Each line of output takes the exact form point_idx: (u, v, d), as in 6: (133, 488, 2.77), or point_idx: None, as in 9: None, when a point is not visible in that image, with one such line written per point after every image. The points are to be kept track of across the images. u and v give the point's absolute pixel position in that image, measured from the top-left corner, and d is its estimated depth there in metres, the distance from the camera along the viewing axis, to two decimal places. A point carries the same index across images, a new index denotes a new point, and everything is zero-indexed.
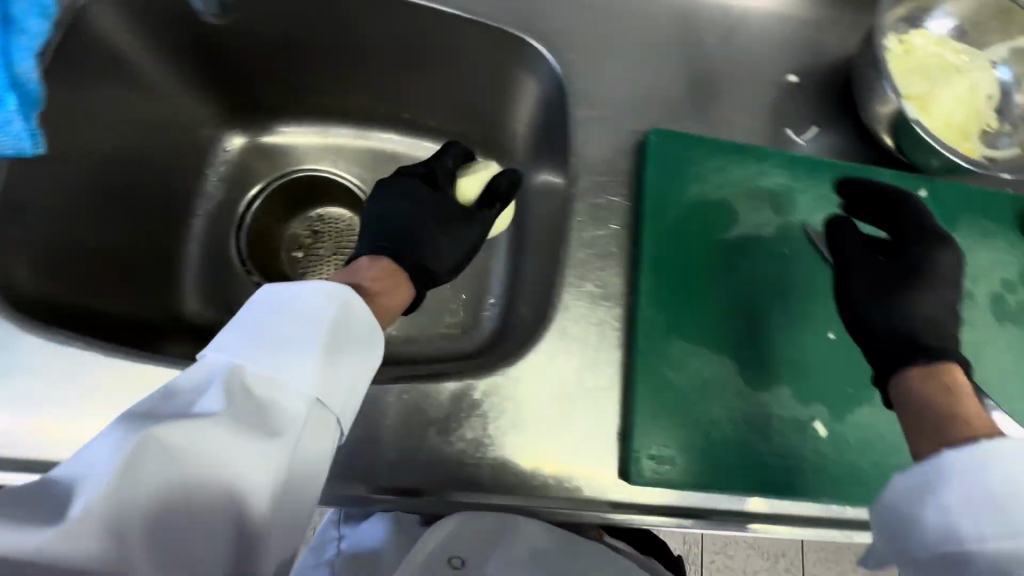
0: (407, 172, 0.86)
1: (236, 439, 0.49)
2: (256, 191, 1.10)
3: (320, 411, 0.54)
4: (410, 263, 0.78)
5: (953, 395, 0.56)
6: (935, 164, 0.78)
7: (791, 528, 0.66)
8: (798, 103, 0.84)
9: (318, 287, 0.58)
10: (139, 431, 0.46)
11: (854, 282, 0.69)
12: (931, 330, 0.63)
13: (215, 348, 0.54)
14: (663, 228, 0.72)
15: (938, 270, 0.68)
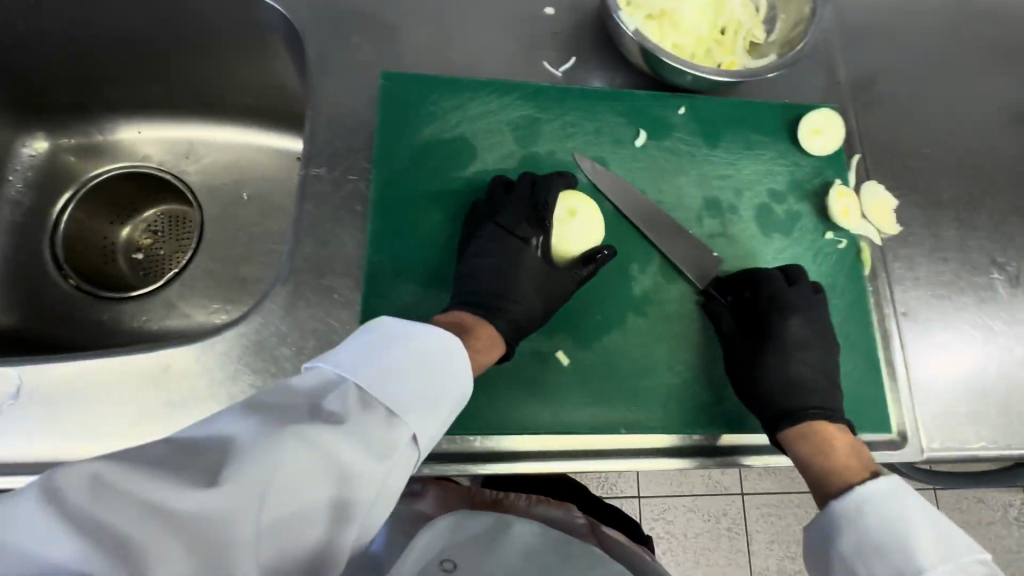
0: (486, 213, 0.69)
1: (366, 444, 0.47)
2: (69, 196, 1.07)
3: (426, 437, 0.52)
4: (502, 326, 0.65)
5: (822, 450, 0.61)
6: (688, 79, 0.76)
7: (538, 463, 0.64)
8: (558, 34, 0.81)
9: (437, 332, 0.58)
10: (278, 425, 0.43)
11: (731, 352, 0.68)
12: (802, 397, 0.65)
13: (331, 361, 0.51)
14: (394, 173, 0.71)
15: (794, 332, 0.68)
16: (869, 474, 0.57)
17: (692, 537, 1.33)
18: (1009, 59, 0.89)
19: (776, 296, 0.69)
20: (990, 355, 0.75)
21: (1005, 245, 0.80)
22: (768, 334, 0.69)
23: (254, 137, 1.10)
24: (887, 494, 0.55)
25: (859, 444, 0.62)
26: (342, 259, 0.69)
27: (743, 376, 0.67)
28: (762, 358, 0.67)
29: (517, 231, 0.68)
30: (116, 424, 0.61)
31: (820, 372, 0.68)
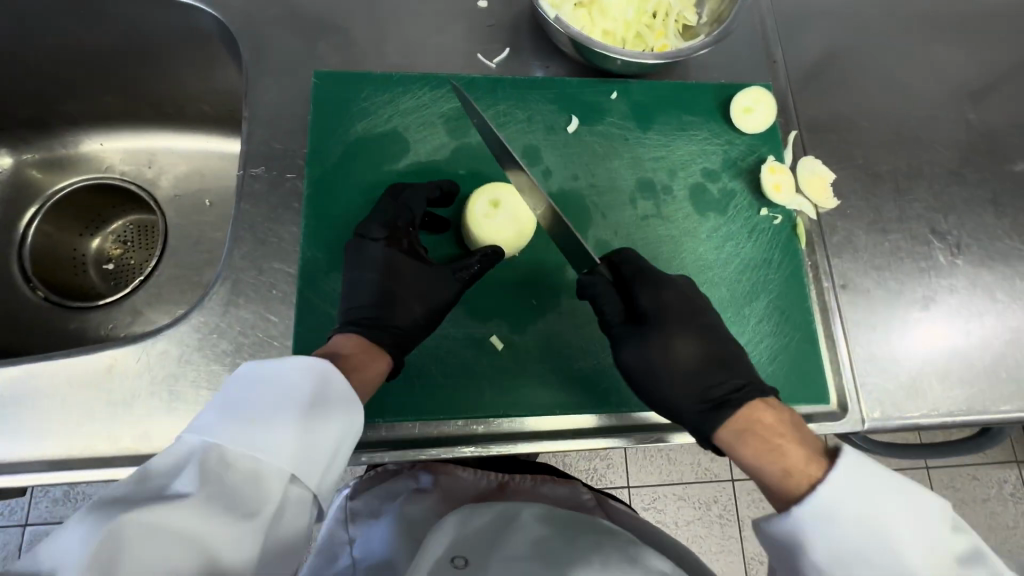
0: (358, 228, 0.68)
1: (232, 504, 0.43)
2: (36, 211, 1.09)
3: (315, 471, 0.49)
4: (383, 337, 0.62)
5: (769, 447, 0.54)
6: (618, 64, 0.77)
7: (475, 446, 0.65)
8: (492, 26, 0.82)
9: (302, 361, 0.53)
10: (109, 522, 0.39)
11: (626, 347, 0.64)
12: (714, 376, 0.62)
13: (188, 429, 0.47)
14: (328, 169, 0.72)
15: (674, 306, 0.65)
16: (825, 461, 0.52)
17: (683, 524, 1.34)
18: (947, 30, 0.90)
19: (647, 276, 0.66)
20: (930, 323, 0.75)
21: (946, 214, 0.81)
22: (653, 315, 0.65)
23: (212, 143, 1.12)
24: (851, 488, 0.50)
25: (792, 415, 0.57)
26: (280, 255, 0.70)
27: (648, 373, 0.63)
28: (655, 345, 0.63)
29: (374, 236, 0.66)
30: (61, 425, 0.63)
31: (725, 339, 0.66)
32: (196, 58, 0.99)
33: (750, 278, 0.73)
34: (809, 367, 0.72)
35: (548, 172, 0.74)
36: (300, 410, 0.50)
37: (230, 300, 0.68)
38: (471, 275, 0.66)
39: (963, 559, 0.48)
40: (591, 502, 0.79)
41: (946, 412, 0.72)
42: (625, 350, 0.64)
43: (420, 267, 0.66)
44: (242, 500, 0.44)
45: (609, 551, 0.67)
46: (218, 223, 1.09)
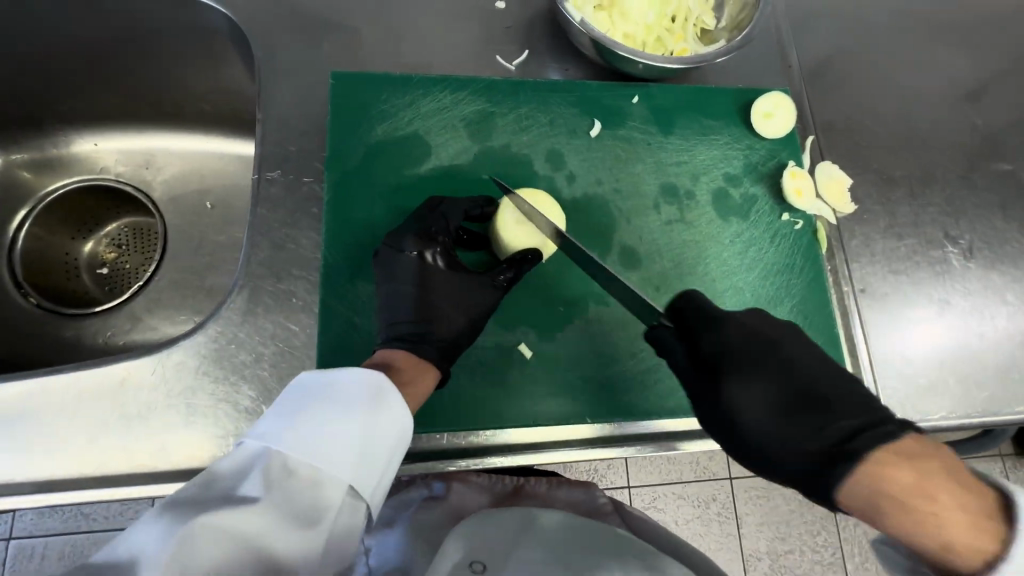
0: (388, 241, 0.66)
1: (295, 510, 0.46)
2: (25, 214, 1.05)
3: (368, 482, 0.51)
4: (428, 350, 0.61)
5: (923, 522, 0.44)
6: (640, 68, 0.76)
7: (505, 455, 0.65)
8: (510, 28, 0.81)
9: (361, 376, 0.55)
10: (185, 522, 0.41)
11: (706, 400, 0.60)
12: (819, 420, 0.53)
13: (251, 435, 0.49)
14: (348, 173, 0.70)
15: (741, 344, 0.59)
16: (986, 527, 0.44)
17: (683, 523, 1.33)
18: (955, 36, 0.91)
19: (705, 312, 0.62)
20: (945, 326, 0.77)
21: (957, 218, 0.82)
22: (718, 357, 0.59)
23: (211, 143, 1.08)
24: (1022, 557, 0.43)
25: (947, 464, 0.46)
26: (299, 262, 0.68)
27: (728, 424, 0.58)
28: (732, 394, 0.58)
29: (408, 250, 0.64)
30: (71, 441, 0.60)
31: (805, 367, 0.58)
32: (197, 55, 0.95)
33: (773, 283, 0.74)
34: (830, 369, 0.72)
35: (573, 176, 0.74)
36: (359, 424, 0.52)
37: (248, 309, 0.66)
38: (508, 281, 0.66)
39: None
40: (608, 507, 0.78)
41: (963, 413, 0.73)
42: (700, 399, 0.61)
43: (455, 278, 0.66)
44: (302, 507, 0.47)
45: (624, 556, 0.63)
46: (219, 225, 1.06)
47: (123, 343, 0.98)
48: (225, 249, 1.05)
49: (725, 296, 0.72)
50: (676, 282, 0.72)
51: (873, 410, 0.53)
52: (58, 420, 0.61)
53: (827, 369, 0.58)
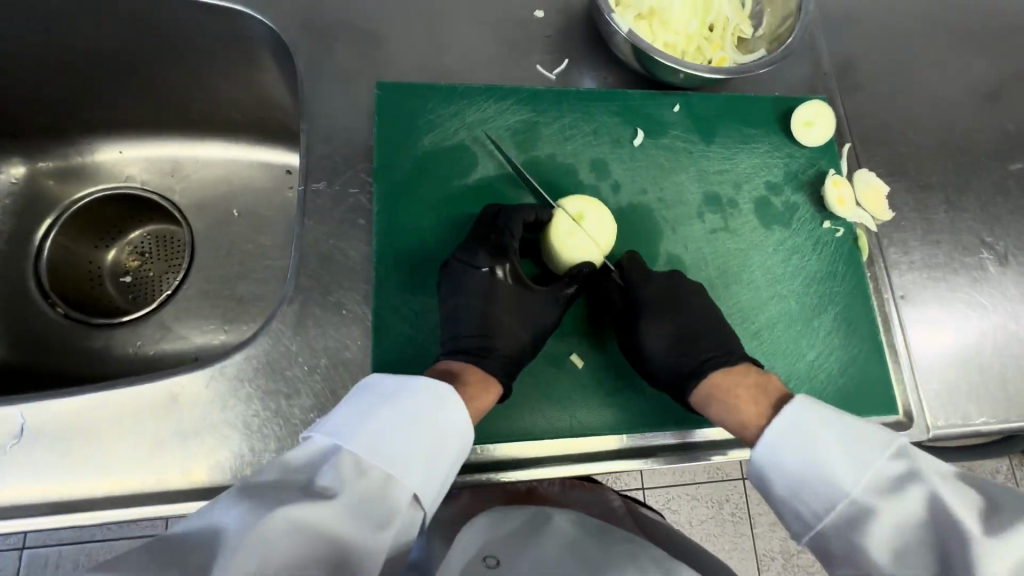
0: (457, 254, 0.67)
1: (364, 512, 0.46)
2: (50, 224, 1.03)
3: (430, 493, 0.51)
4: (495, 366, 0.63)
5: (730, 409, 0.60)
6: (681, 78, 0.76)
7: (558, 466, 0.64)
8: (549, 37, 0.81)
9: (427, 385, 0.55)
10: (265, 511, 0.42)
11: (625, 336, 0.67)
12: (692, 348, 0.65)
13: (322, 430, 0.50)
14: (396, 184, 0.71)
15: (658, 295, 0.67)
16: (772, 414, 0.56)
17: (698, 524, 1.33)
18: (985, 44, 0.92)
19: (636, 271, 0.69)
20: (984, 331, 0.77)
21: (992, 224, 0.83)
22: (641, 305, 0.67)
23: (238, 151, 1.08)
24: (783, 429, 0.54)
25: (761, 378, 0.60)
26: (348, 274, 0.68)
27: (642, 359, 0.66)
28: (645, 332, 0.66)
29: (478, 264, 0.66)
30: (125, 456, 0.60)
31: (705, 317, 0.67)
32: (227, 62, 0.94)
33: (816, 291, 0.75)
34: (876, 375, 0.73)
35: (618, 186, 0.74)
36: (423, 432, 0.52)
37: (297, 319, 0.66)
38: (570, 296, 0.67)
39: (895, 480, 0.49)
40: (621, 508, 0.78)
41: (1003, 417, 0.74)
42: (624, 339, 0.67)
43: (519, 295, 0.67)
44: (369, 504, 0.47)
45: (642, 560, 0.58)
46: (245, 232, 1.05)
47: (152, 353, 0.97)
48: (250, 255, 1.04)
49: (770, 304, 0.73)
50: (721, 290, 0.73)
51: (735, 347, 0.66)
52: (111, 435, 0.61)
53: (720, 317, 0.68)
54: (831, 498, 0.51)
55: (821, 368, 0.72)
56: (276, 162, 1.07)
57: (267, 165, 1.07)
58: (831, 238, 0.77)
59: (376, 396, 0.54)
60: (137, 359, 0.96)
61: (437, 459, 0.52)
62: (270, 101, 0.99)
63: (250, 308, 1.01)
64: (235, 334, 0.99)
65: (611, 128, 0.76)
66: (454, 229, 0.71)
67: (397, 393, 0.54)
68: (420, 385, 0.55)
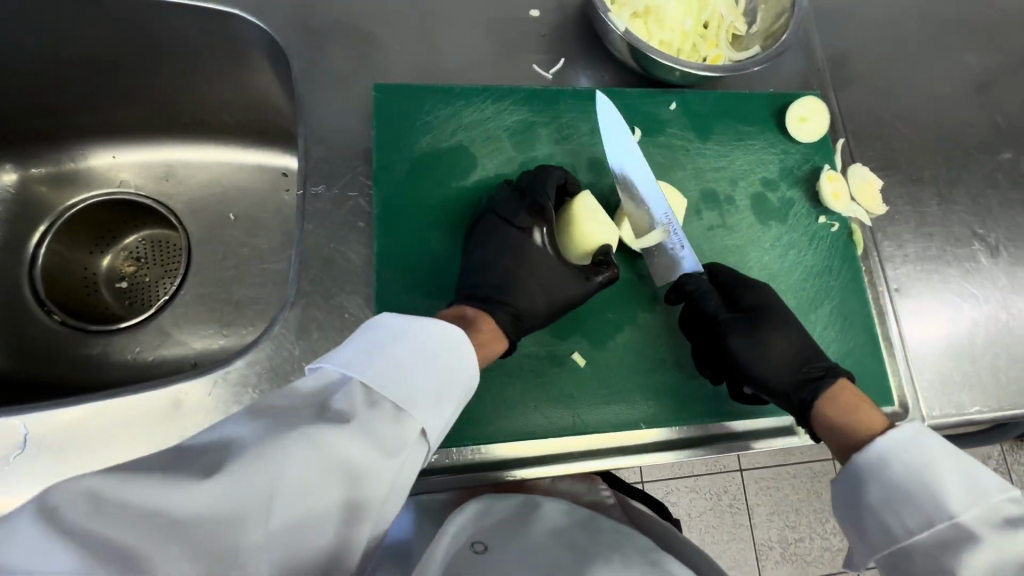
0: (496, 208, 0.69)
1: (377, 440, 0.45)
2: (43, 231, 1.02)
3: (439, 429, 0.51)
4: (503, 319, 0.64)
5: (848, 415, 0.58)
6: (677, 76, 0.77)
7: (564, 464, 0.65)
8: (545, 36, 0.81)
9: (438, 326, 0.56)
10: (281, 428, 0.41)
11: (736, 336, 0.66)
12: (810, 359, 0.66)
13: (337, 360, 0.50)
14: (395, 186, 0.71)
15: (774, 303, 0.69)
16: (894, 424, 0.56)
17: (697, 516, 1.34)
18: (976, 38, 0.93)
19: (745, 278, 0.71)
20: (977, 322, 0.79)
21: (983, 216, 0.84)
22: (755, 310, 0.68)
23: (233, 155, 1.07)
24: (900, 441, 0.53)
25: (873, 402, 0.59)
26: (349, 277, 0.68)
27: (755, 361, 0.66)
28: (763, 335, 0.67)
29: (517, 221, 0.68)
30: (131, 463, 0.60)
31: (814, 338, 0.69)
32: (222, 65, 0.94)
33: (812, 285, 0.76)
34: (873, 367, 0.74)
35: (616, 185, 0.75)
36: (435, 368, 0.52)
37: (298, 323, 0.66)
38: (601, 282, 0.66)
39: (1011, 518, 0.46)
40: (610, 500, 0.77)
41: (996, 405, 0.76)
42: (732, 338, 0.66)
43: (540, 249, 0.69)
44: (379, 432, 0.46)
45: (628, 550, 0.58)
46: (242, 235, 1.05)
47: (151, 359, 0.97)
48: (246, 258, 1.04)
49: None
50: None
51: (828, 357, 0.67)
52: (115, 442, 0.61)
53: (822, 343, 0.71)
54: (929, 516, 0.49)
55: None
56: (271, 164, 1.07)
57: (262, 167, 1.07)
58: (829, 233, 0.78)
59: (392, 331, 0.54)
60: (136, 365, 0.95)
61: (446, 396, 0.52)
62: (264, 104, 0.99)
63: (248, 311, 1.01)
64: (233, 338, 0.98)
65: None
66: (455, 229, 0.71)
67: (410, 329, 0.54)
68: (435, 324, 0.56)
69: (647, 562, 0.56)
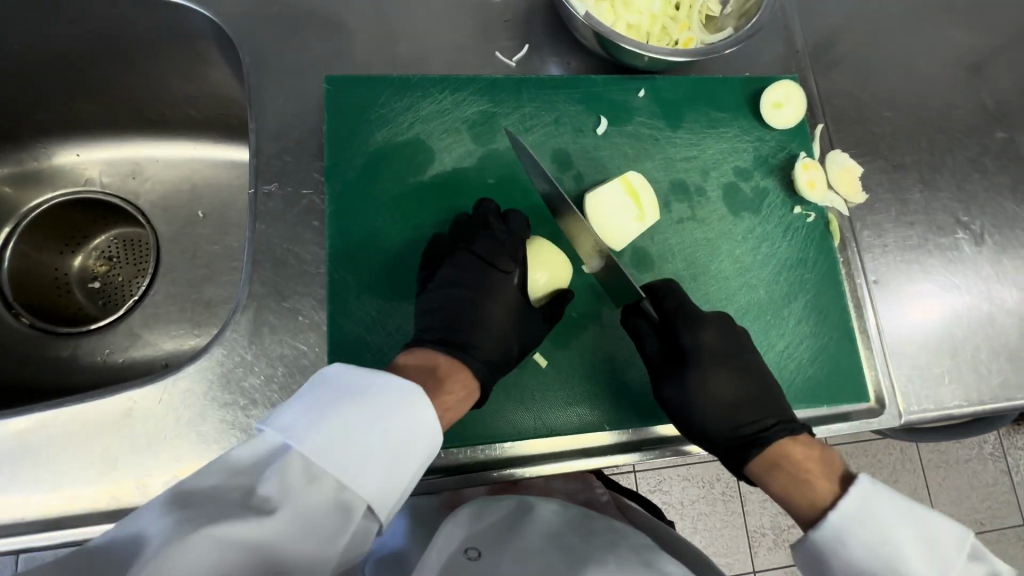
0: (476, 245, 0.65)
1: (308, 526, 0.43)
2: (9, 233, 0.93)
3: (387, 504, 0.48)
4: (478, 367, 0.60)
5: (796, 482, 0.56)
6: (645, 61, 0.73)
7: (529, 467, 0.64)
8: (508, 21, 0.76)
9: (396, 385, 0.51)
10: (190, 527, 0.38)
11: (665, 384, 0.64)
12: (744, 412, 0.63)
13: (272, 425, 0.46)
14: (350, 182, 0.69)
15: (711, 346, 0.65)
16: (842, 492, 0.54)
17: (689, 504, 1.30)
18: (964, 16, 0.89)
19: (683, 313, 0.65)
20: (960, 313, 0.76)
21: (968, 203, 0.81)
22: (689, 352, 0.65)
23: (194, 148, 0.98)
24: (857, 513, 0.53)
25: (825, 454, 0.58)
26: (303, 278, 0.66)
27: (686, 411, 0.63)
28: (694, 384, 0.63)
29: (500, 264, 0.65)
30: (85, 470, 0.59)
31: (757, 381, 0.65)
32: (170, 56, 0.86)
33: (786, 279, 0.73)
34: (849, 364, 0.72)
35: (580, 177, 0.72)
36: (375, 439, 0.48)
37: (252, 326, 0.64)
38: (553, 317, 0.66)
39: None
40: (605, 497, 0.77)
41: (979, 402, 0.73)
42: (663, 387, 0.64)
43: (518, 298, 0.65)
44: (314, 510, 0.43)
45: (623, 550, 0.57)
46: (206, 232, 0.96)
47: (122, 361, 0.88)
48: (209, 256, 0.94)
49: (739, 295, 0.72)
50: (688, 282, 0.71)
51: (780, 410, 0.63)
52: (72, 448, 0.60)
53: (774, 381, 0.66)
54: None
55: (790, 358, 0.71)
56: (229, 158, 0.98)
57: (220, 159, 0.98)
58: (805, 224, 0.75)
59: (335, 392, 0.50)
60: (106, 370, 0.87)
61: (389, 469, 0.49)
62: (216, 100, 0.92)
63: (220, 311, 0.91)
64: (204, 339, 0.89)
65: (573, 118, 0.74)
66: (412, 228, 0.69)
67: (356, 391, 0.50)
68: (394, 385, 0.51)
69: (641, 563, 0.54)
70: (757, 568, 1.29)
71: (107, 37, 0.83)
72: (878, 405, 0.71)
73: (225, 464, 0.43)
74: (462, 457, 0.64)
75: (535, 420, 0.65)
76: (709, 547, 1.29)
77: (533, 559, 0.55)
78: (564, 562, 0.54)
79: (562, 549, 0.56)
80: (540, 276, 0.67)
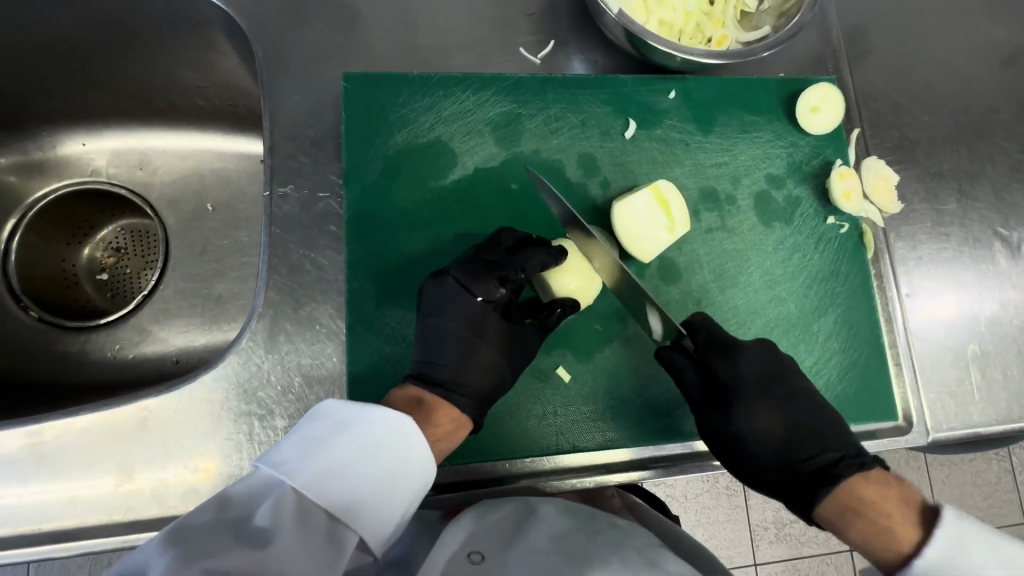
0: (455, 270, 0.62)
1: (307, 555, 0.41)
2: (15, 223, 0.89)
3: (385, 534, 0.48)
4: (466, 398, 0.59)
5: (875, 530, 0.51)
6: (677, 61, 0.70)
7: (548, 480, 0.63)
8: (533, 15, 0.72)
9: (385, 416, 0.50)
10: (190, 560, 0.37)
11: (710, 420, 0.63)
12: (797, 448, 0.60)
13: (267, 461, 0.46)
14: (369, 187, 0.66)
15: (754, 376, 0.63)
16: (926, 532, 0.50)
17: (693, 498, 1.21)
18: (1011, 13, 0.84)
19: (721, 342, 0.64)
20: (990, 324, 0.74)
21: (1006, 214, 0.78)
22: (732, 385, 0.62)
23: (198, 139, 0.94)
24: (948, 555, 0.48)
25: (904, 492, 0.53)
26: (321, 285, 0.65)
27: (732, 447, 0.61)
28: (740, 418, 0.61)
29: (480, 291, 0.61)
30: (99, 477, 0.58)
31: (806, 412, 0.62)
32: (175, 44, 0.82)
33: (818, 292, 0.72)
34: (877, 377, 0.71)
35: (607, 184, 0.69)
36: (367, 470, 0.48)
37: (265, 332, 0.62)
38: (552, 325, 0.63)
39: None
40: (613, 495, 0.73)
41: (1005, 414, 0.71)
42: (709, 423, 0.63)
43: (510, 322, 0.63)
44: (314, 538, 0.42)
45: (628, 549, 0.53)
46: (214, 221, 0.92)
47: (131, 358, 0.86)
48: (217, 248, 0.91)
49: (769, 307, 0.70)
50: (718, 295, 0.70)
51: (840, 440, 0.60)
52: (86, 454, 0.59)
53: (820, 402, 0.64)
54: None
55: (817, 369, 0.70)
56: (235, 148, 0.94)
57: (227, 150, 0.94)
58: (839, 234, 0.73)
59: (326, 422, 0.49)
60: (115, 365, 0.85)
61: (386, 496, 0.48)
62: (225, 92, 0.88)
63: (230, 308, 0.88)
64: (216, 335, 0.87)
65: (601, 123, 0.71)
66: (434, 235, 0.67)
67: (349, 418, 0.50)
68: (385, 413, 0.50)
69: (646, 561, 0.51)
70: (758, 561, 1.22)
71: (108, 23, 0.79)
72: (902, 421, 0.70)
73: (220, 499, 0.42)
74: (478, 468, 0.63)
75: (553, 435, 0.64)
76: (711, 539, 1.21)
77: (534, 561, 0.50)
78: (568, 565, 0.49)
79: (567, 550, 0.52)
80: (569, 283, 0.64)
